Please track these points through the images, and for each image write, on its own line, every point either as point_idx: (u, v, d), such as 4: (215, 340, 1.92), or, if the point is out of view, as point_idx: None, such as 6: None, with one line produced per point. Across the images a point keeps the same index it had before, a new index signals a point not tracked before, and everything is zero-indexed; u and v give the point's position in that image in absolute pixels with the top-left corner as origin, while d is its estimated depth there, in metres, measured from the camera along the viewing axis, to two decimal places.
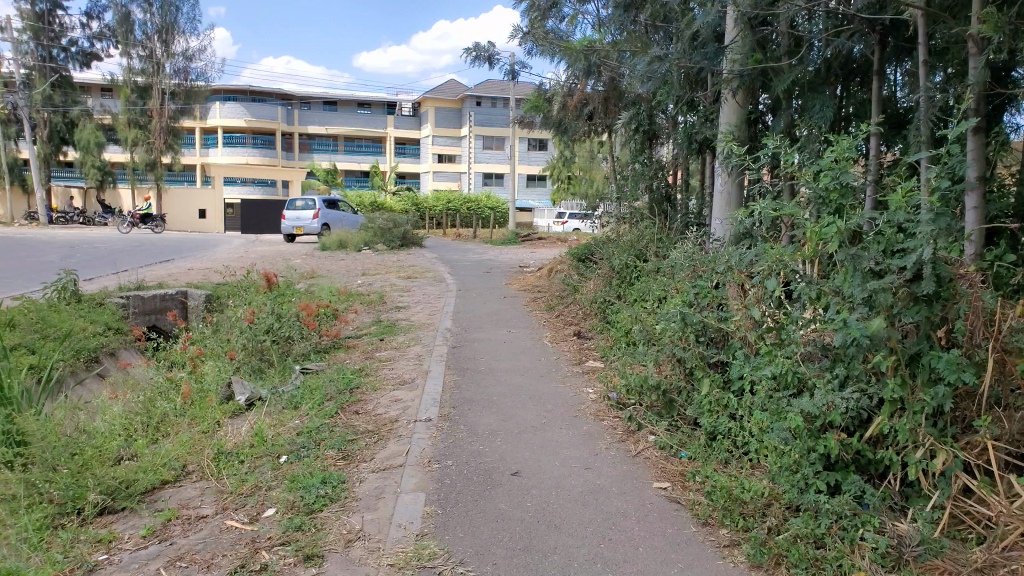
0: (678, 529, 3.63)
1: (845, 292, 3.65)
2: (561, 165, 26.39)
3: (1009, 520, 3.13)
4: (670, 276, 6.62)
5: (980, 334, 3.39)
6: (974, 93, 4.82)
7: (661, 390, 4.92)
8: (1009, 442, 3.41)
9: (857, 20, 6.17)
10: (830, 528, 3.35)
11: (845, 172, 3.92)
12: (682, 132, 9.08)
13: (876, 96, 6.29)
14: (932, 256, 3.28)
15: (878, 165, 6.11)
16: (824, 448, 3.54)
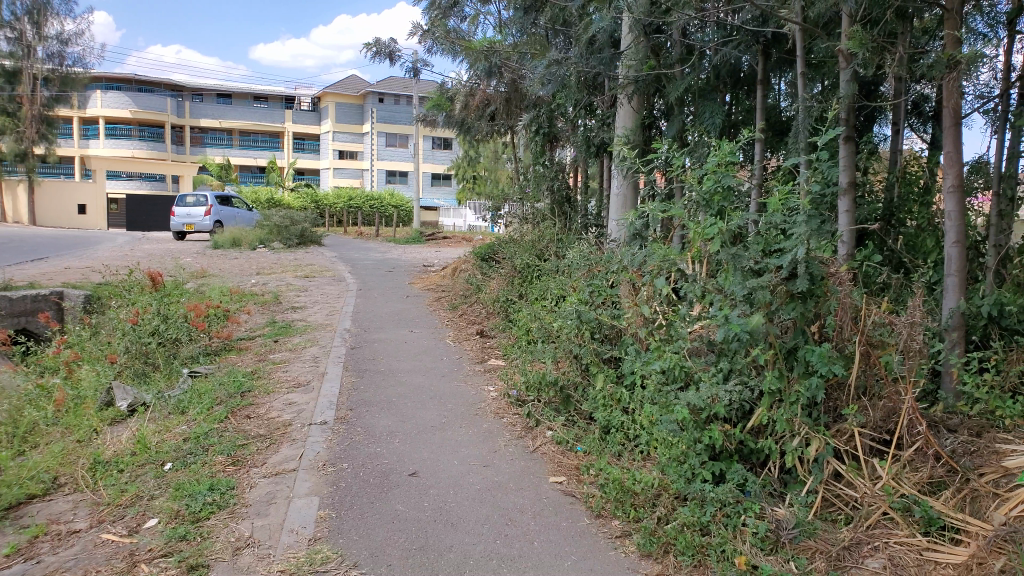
0: (571, 522, 3.72)
1: (727, 290, 3.83)
2: (465, 164, 26.39)
3: (873, 500, 3.46)
4: (569, 274, 6.77)
5: (848, 328, 3.71)
6: (843, 104, 5.17)
7: (558, 386, 5.02)
8: (873, 428, 3.71)
9: (743, 31, 6.49)
10: (715, 515, 3.49)
11: (727, 176, 4.11)
12: (581, 135, 9.27)
13: (761, 104, 6.68)
14: (805, 256, 3.53)
15: (762, 169, 6.45)
16: (709, 439, 3.69)
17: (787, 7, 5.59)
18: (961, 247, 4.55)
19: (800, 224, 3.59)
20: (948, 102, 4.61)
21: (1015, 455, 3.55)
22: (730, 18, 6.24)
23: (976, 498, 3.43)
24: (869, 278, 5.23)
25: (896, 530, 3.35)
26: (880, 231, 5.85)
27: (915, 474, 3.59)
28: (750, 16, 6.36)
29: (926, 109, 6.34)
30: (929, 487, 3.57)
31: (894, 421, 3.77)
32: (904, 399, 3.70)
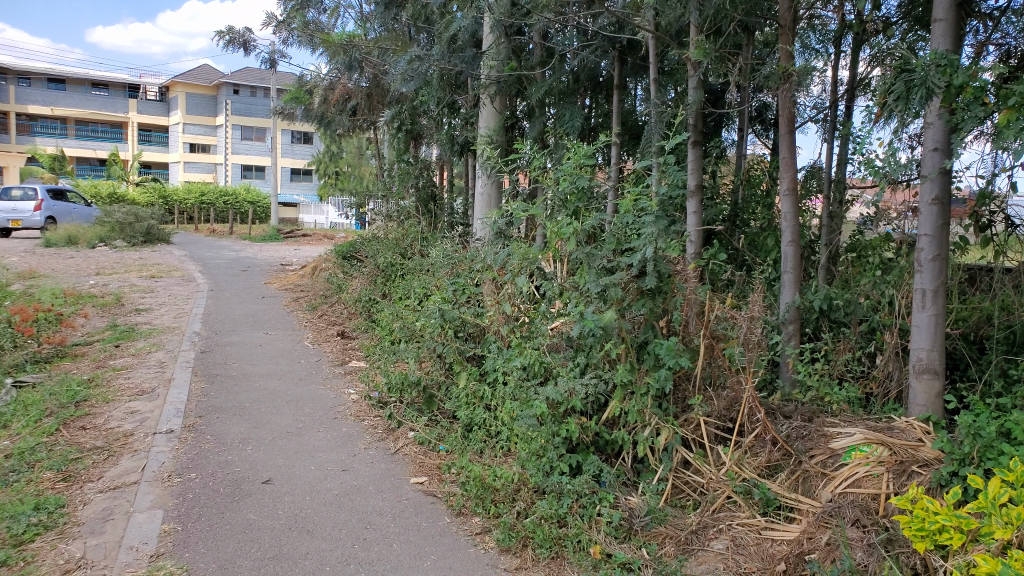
0: (432, 521, 3.71)
1: (582, 288, 3.98)
2: (327, 160, 25.71)
3: (719, 485, 3.68)
4: (431, 274, 6.76)
5: (693, 323, 3.95)
6: (690, 110, 5.46)
7: (420, 386, 5.01)
8: (717, 418, 3.95)
9: (600, 37, 6.69)
10: (571, 507, 3.60)
11: (581, 178, 4.24)
12: (445, 133, 9.25)
13: (617, 108, 6.95)
14: (653, 255, 3.71)
15: (618, 171, 6.70)
16: (566, 432, 3.82)
17: (640, 16, 5.84)
18: (796, 246, 4.93)
19: (649, 224, 3.79)
20: (782, 112, 5.00)
21: (841, 437, 3.76)
22: (588, 23, 6.44)
23: (808, 478, 3.69)
24: (715, 275, 5.56)
25: (738, 512, 3.57)
26: (725, 232, 6.24)
27: (755, 459, 3.83)
28: (607, 22, 6.59)
29: (768, 117, 6.79)
30: (767, 471, 3.80)
31: (736, 409, 3.98)
32: (745, 389, 3.93)
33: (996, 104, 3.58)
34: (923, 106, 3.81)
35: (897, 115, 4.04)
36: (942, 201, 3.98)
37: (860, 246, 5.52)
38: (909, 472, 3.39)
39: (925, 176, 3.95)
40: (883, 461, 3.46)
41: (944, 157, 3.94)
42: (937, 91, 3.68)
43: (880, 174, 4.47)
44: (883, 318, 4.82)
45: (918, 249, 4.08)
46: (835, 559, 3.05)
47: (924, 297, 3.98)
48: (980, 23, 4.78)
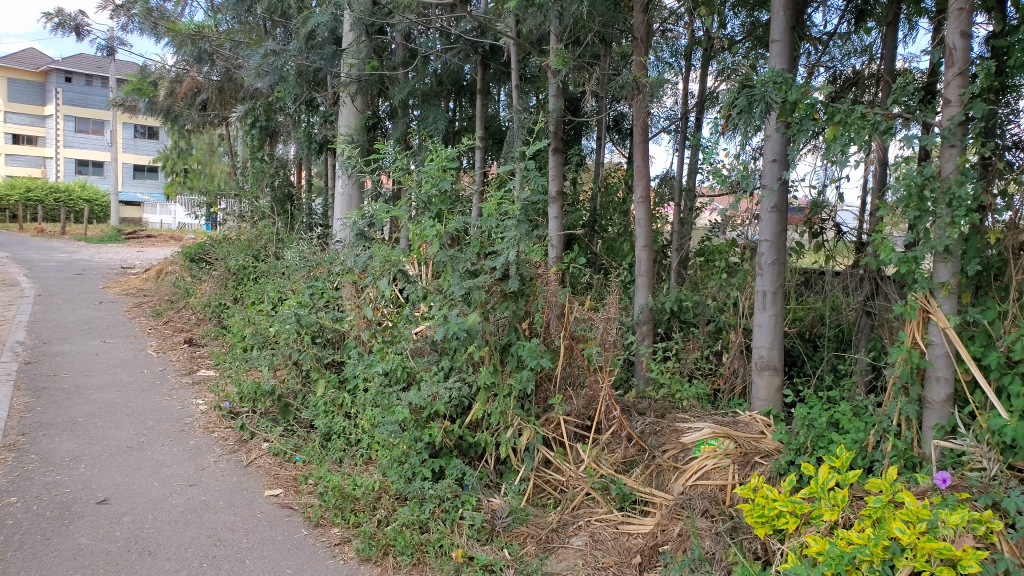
0: (288, 535, 3.54)
1: (445, 290, 3.96)
2: (174, 157, 24.32)
3: (577, 483, 3.81)
4: (287, 277, 6.53)
5: (553, 325, 4.04)
6: (551, 117, 5.57)
7: (275, 395, 4.81)
8: (577, 417, 4.07)
9: (462, 41, 6.70)
10: (434, 512, 3.56)
11: (443, 181, 4.23)
12: (303, 132, 9.00)
13: (480, 112, 6.99)
14: (516, 259, 3.77)
15: (481, 175, 6.75)
16: (429, 437, 3.80)
17: (502, 21, 5.90)
18: (649, 250, 5.16)
19: (511, 228, 3.85)
20: (637, 122, 5.21)
21: (691, 432, 3.91)
22: (450, 27, 6.44)
23: (661, 472, 3.83)
24: (575, 278, 5.73)
25: (597, 508, 3.68)
26: (585, 237, 6.41)
27: (612, 455, 3.96)
28: (469, 26, 6.61)
29: (625, 127, 7.07)
30: (623, 466, 3.93)
31: (593, 408, 4.11)
32: (602, 387, 4.07)
33: (824, 121, 3.86)
34: (763, 119, 4.07)
35: (741, 128, 4.29)
36: (780, 209, 4.28)
37: (708, 251, 5.80)
38: (752, 462, 3.60)
39: (766, 185, 4.24)
40: (729, 453, 3.66)
41: (782, 168, 4.25)
42: (774, 105, 3.93)
43: (726, 182, 4.73)
44: (728, 318, 5.10)
45: (759, 254, 4.37)
46: (686, 548, 3.17)
47: (765, 299, 4.27)
48: (811, 46, 5.16)
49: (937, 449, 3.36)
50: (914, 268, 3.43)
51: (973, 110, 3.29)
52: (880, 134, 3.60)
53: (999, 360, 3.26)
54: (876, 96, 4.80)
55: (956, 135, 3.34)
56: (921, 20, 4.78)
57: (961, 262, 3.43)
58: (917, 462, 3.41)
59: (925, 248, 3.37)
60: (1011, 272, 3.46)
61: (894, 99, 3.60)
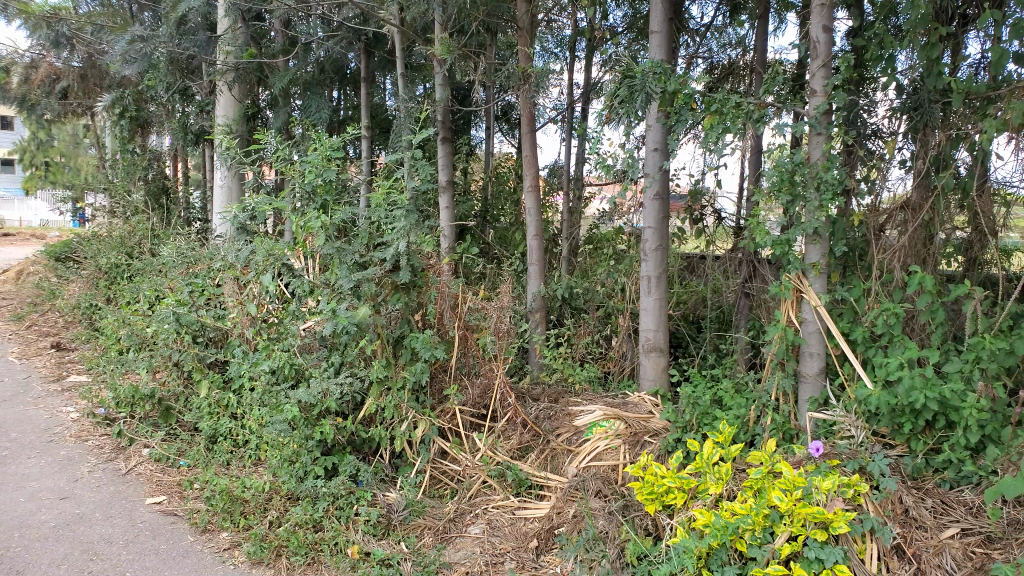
0: (173, 543, 3.39)
1: (333, 284, 3.89)
2: (33, 149, 22.64)
3: (473, 472, 3.86)
4: (163, 274, 6.21)
5: (448, 316, 4.10)
6: (438, 107, 5.54)
7: (155, 398, 4.58)
8: (472, 406, 4.14)
9: (345, 28, 6.54)
10: (328, 510, 3.50)
11: (328, 171, 4.12)
12: (178, 122, 8.59)
13: (366, 101, 6.87)
14: (406, 250, 3.77)
15: (369, 165, 6.65)
16: (320, 435, 3.72)
17: (385, 8, 5.79)
18: (540, 239, 5.26)
19: (399, 218, 3.82)
20: (523, 113, 5.29)
21: (583, 415, 4.05)
22: (332, 13, 6.27)
23: (555, 455, 3.92)
24: (468, 269, 5.73)
25: (494, 495, 3.73)
26: (476, 227, 6.40)
27: (507, 442, 4.04)
28: (352, 13, 6.46)
29: (513, 117, 7.13)
30: (519, 452, 4.02)
31: (489, 396, 4.20)
32: (497, 375, 4.17)
33: (701, 110, 4.02)
34: (644, 109, 4.20)
35: (623, 119, 4.42)
36: (662, 197, 4.44)
37: (596, 239, 5.93)
38: (642, 441, 3.73)
39: (648, 174, 4.38)
40: (620, 434, 3.77)
41: (663, 157, 4.41)
42: (655, 95, 4.07)
43: (610, 171, 4.84)
44: (616, 304, 5.23)
45: (644, 240, 4.53)
46: (580, 529, 3.25)
47: (650, 284, 4.44)
48: (690, 38, 5.35)
49: (811, 420, 3.59)
50: (787, 250, 3.64)
51: (835, 101, 3.52)
52: (752, 123, 3.79)
53: (863, 334, 3.51)
54: (749, 86, 5.03)
55: (821, 124, 3.58)
56: (788, 14, 5.05)
57: (828, 243, 3.67)
58: (794, 434, 3.64)
59: (796, 231, 3.59)
60: (872, 253, 3.84)
61: (766, 89, 3.79)
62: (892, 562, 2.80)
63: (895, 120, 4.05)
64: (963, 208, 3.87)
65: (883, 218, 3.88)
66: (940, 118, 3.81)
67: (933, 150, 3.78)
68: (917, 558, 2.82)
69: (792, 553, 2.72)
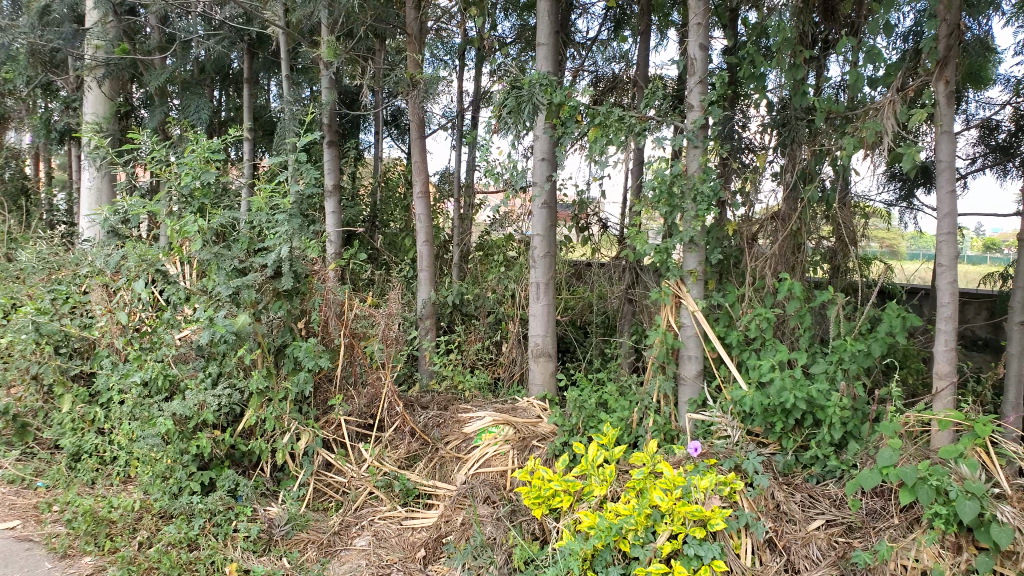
0: (28, 570, 3.13)
1: (210, 290, 3.73)
2: None
3: (359, 483, 3.78)
4: (19, 280, 5.76)
5: (333, 323, 4.01)
6: (324, 110, 5.43)
7: (10, 414, 4.24)
8: (359, 415, 4.08)
9: (227, 26, 6.29)
10: (204, 527, 3.34)
11: (206, 173, 3.95)
12: (39, 118, 8.01)
13: (249, 102, 6.65)
14: (289, 255, 3.68)
15: (252, 168, 6.42)
16: (197, 449, 3.55)
17: (269, 8, 5.62)
18: (430, 245, 5.23)
19: (282, 223, 3.72)
20: (412, 119, 5.26)
21: (472, 422, 4.07)
22: (212, 10, 6.02)
23: (444, 463, 3.90)
24: (356, 275, 5.63)
25: (381, 506, 3.66)
26: (365, 232, 6.29)
27: (395, 451, 3.99)
28: (233, 10, 6.23)
29: (403, 122, 7.07)
30: (407, 461, 3.98)
31: (375, 406, 4.15)
32: (384, 384, 4.10)
33: (586, 122, 4.13)
34: (532, 119, 4.25)
35: (512, 128, 4.44)
36: (550, 205, 4.51)
37: (487, 245, 5.95)
38: (530, 446, 3.78)
39: (537, 183, 4.44)
40: (508, 439, 3.82)
41: (551, 166, 4.47)
42: (542, 106, 4.13)
43: (499, 179, 4.88)
44: (506, 309, 5.27)
45: (532, 247, 4.58)
46: (468, 536, 3.23)
47: (539, 290, 4.50)
48: (575, 50, 5.47)
49: (690, 421, 3.74)
50: (667, 259, 3.80)
51: (711, 117, 3.70)
52: (634, 136, 3.93)
53: (737, 337, 3.69)
54: (633, 99, 5.19)
55: (698, 138, 3.75)
56: (669, 31, 5.25)
57: (705, 251, 3.85)
58: (674, 434, 3.78)
59: (674, 240, 3.75)
60: (746, 261, 4.05)
61: (647, 103, 3.93)
62: (764, 556, 2.94)
63: (766, 135, 4.30)
64: (827, 220, 4.14)
65: (755, 228, 4.10)
66: (806, 134, 4.06)
67: (799, 165, 4.05)
68: (788, 551, 2.96)
69: (672, 551, 2.81)
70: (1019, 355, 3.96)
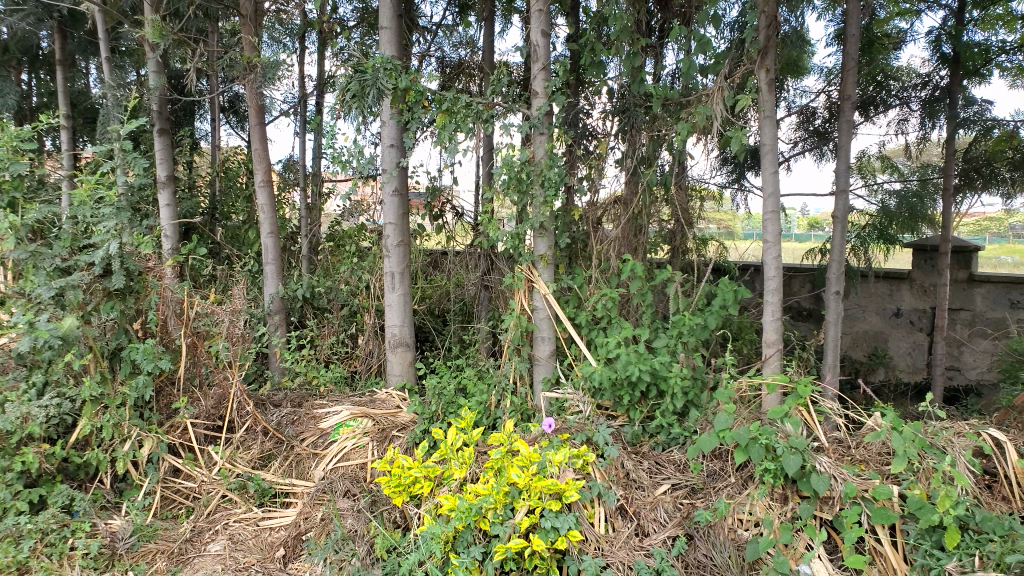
0: None
1: (28, 293, 3.42)
2: None
3: (211, 487, 3.62)
4: None
5: (172, 322, 3.85)
6: (153, 96, 5.09)
7: None
8: (206, 418, 3.92)
9: (33, 3, 5.74)
10: (35, 549, 3.07)
11: (16, 164, 3.60)
12: None
13: (64, 87, 6.11)
14: (118, 251, 3.49)
15: (71, 159, 5.92)
16: (23, 465, 3.26)
17: None
18: (276, 237, 5.09)
19: (110, 217, 3.49)
20: (251, 105, 5.03)
21: (328, 417, 4.02)
22: None
23: (300, 460, 3.82)
24: (195, 271, 5.36)
25: (235, 509, 3.52)
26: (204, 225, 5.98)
27: (247, 451, 3.87)
28: None
29: (242, 109, 6.77)
30: (261, 461, 3.86)
31: (224, 406, 4.00)
32: (232, 383, 4.00)
33: (432, 108, 4.13)
34: (376, 105, 4.18)
35: (357, 115, 4.37)
36: (401, 193, 4.49)
37: (337, 236, 5.81)
38: (389, 437, 3.77)
39: (386, 170, 4.40)
40: (367, 431, 3.79)
41: (400, 154, 4.45)
42: (387, 91, 4.08)
43: (347, 166, 4.76)
44: (361, 301, 5.21)
45: (385, 236, 4.55)
46: (329, 531, 3.20)
47: (394, 279, 4.49)
48: (420, 35, 5.42)
49: (545, 399, 3.88)
50: (519, 244, 3.89)
51: (554, 104, 3.82)
52: (480, 123, 3.98)
53: (587, 317, 3.87)
54: (481, 85, 5.23)
55: (543, 124, 3.86)
56: (512, 17, 5.34)
57: (553, 236, 3.98)
58: (530, 414, 3.90)
59: (525, 226, 3.86)
60: (592, 244, 4.25)
61: (493, 89, 4.00)
62: (617, 522, 3.10)
63: (607, 121, 4.49)
64: (666, 204, 4.40)
65: (600, 212, 4.30)
66: (644, 120, 4.28)
67: (639, 150, 4.26)
68: (638, 516, 3.13)
69: (530, 526, 2.90)
70: (836, 322, 4.39)
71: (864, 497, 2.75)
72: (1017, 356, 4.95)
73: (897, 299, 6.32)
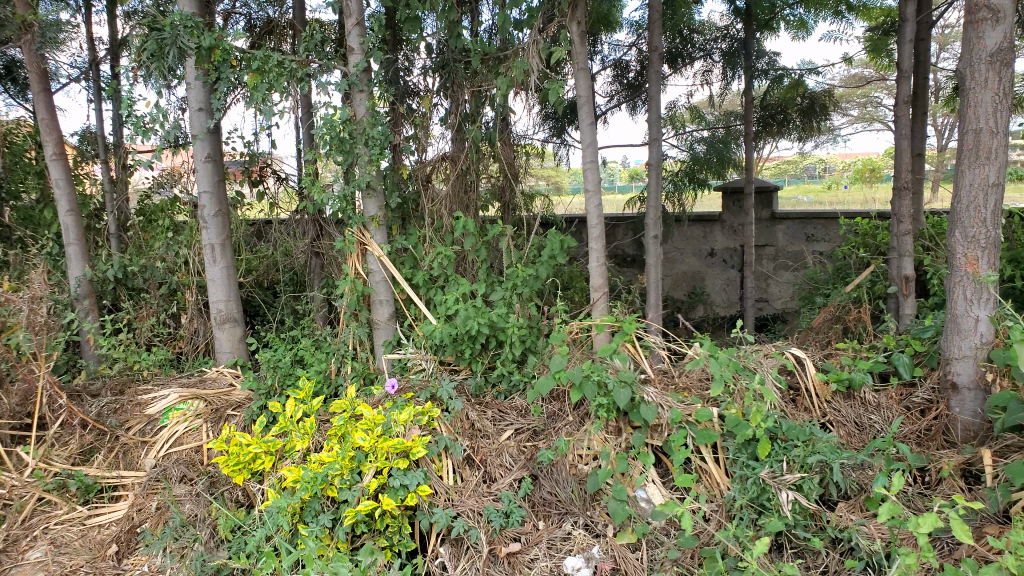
0: None
1: None
2: None
3: (24, 491, 3.29)
4: None
5: None
6: None
7: None
8: (12, 417, 3.57)
9: None
10: None
11: None
12: None
13: None
14: None
15: None
16: None
17: None
18: (75, 214, 4.65)
19: None
20: (31, 70, 4.51)
21: (155, 402, 3.79)
22: None
23: (127, 450, 3.58)
24: None
25: (56, 510, 3.24)
26: None
27: (65, 448, 3.56)
28: None
29: (21, 76, 6.06)
30: (81, 457, 3.58)
31: (32, 402, 3.66)
32: (39, 376, 3.65)
33: (241, 68, 3.91)
34: (178, 65, 3.89)
35: (157, 77, 4.04)
36: (214, 159, 4.23)
37: (148, 210, 5.40)
38: (225, 416, 3.62)
39: (195, 135, 4.11)
40: (199, 413, 3.61)
41: (209, 117, 4.18)
42: (189, 51, 3.81)
43: (150, 133, 4.40)
44: (180, 278, 4.87)
45: (200, 206, 4.28)
46: (166, 520, 3.04)
47: (214, 252, 4.26)
48: None
49: (387, 362, 3.88)
50: (348, 207, 3.82)
51: (371, 60, 3.73)
52: (296, 82, 3.83)
53: (424, 277, 3.93)
54: (293, 44, 5.00)
55: (362, 81, 3.78)
56: None
57: (382, 196, 3.97)
58: (373, 377, 3.88)
59: (351, 188, 3.79)
60: (423, 203, 4.26)
61: (306, 47, 3.86)
62: (465, 472, 3.17)
63: (428, 78, 4.43)
64: (494, 159, 4.45)
65: (429, 170, 4.30)
66: (465, 76, 4.28)
67: (463, 106, 4.27)
68: (484, 463, 3.22)
69: (379, 486, 2.89)
70: (656, 264, 4.68)
71: (689, 421, 2.97)
72: (814, 282, 5.49)
73: (710, 240, 6.80)
